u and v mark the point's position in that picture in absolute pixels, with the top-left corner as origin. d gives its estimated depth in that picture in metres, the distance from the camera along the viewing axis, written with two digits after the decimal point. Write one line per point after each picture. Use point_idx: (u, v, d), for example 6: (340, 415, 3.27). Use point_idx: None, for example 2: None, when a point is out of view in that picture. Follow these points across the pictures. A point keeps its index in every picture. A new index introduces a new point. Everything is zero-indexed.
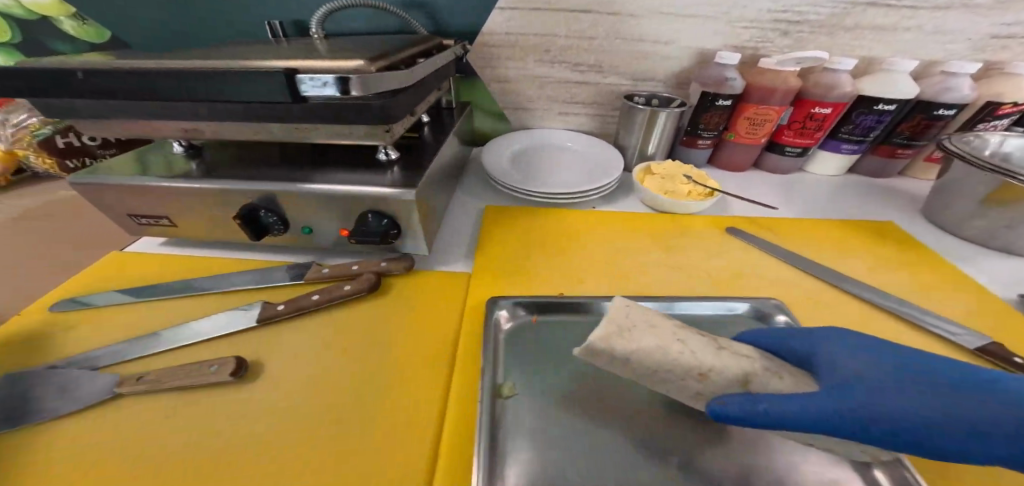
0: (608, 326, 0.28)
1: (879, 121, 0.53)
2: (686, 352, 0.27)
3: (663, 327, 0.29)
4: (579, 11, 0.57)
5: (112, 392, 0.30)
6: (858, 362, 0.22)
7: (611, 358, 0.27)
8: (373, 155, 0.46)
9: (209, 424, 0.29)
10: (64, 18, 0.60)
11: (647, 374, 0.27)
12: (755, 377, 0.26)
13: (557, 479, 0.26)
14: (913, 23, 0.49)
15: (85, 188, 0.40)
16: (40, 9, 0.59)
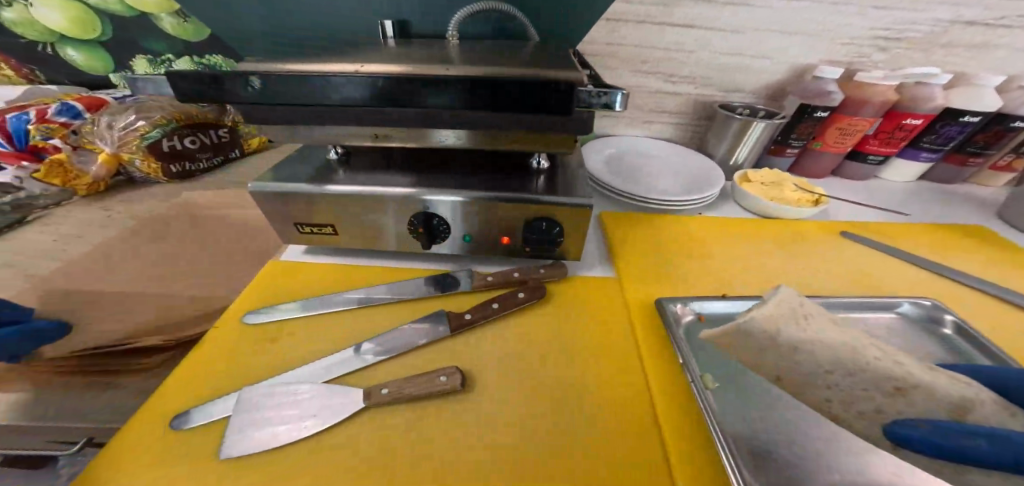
0: (779, 312, 0.26)
1: (960, 131, 0.59)
2: (884, 360, 0.23)
3: (847, 331, 0.26)
4: (685, 26, 0.60)
5: (361, 405, 0.31)
6: None
7: (775, 347, 0.25)
8: (518, 160, 0.48)
9: (457, 429, 0.31)
10: (165, 15, 0.61)
11: (814, 374, 0.25)
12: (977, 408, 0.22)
13: (803, 460, 0.29)
14: (1005, 41, 0.58)
15: (264, 196, 0.42)
16: (143, 6, 0.60)
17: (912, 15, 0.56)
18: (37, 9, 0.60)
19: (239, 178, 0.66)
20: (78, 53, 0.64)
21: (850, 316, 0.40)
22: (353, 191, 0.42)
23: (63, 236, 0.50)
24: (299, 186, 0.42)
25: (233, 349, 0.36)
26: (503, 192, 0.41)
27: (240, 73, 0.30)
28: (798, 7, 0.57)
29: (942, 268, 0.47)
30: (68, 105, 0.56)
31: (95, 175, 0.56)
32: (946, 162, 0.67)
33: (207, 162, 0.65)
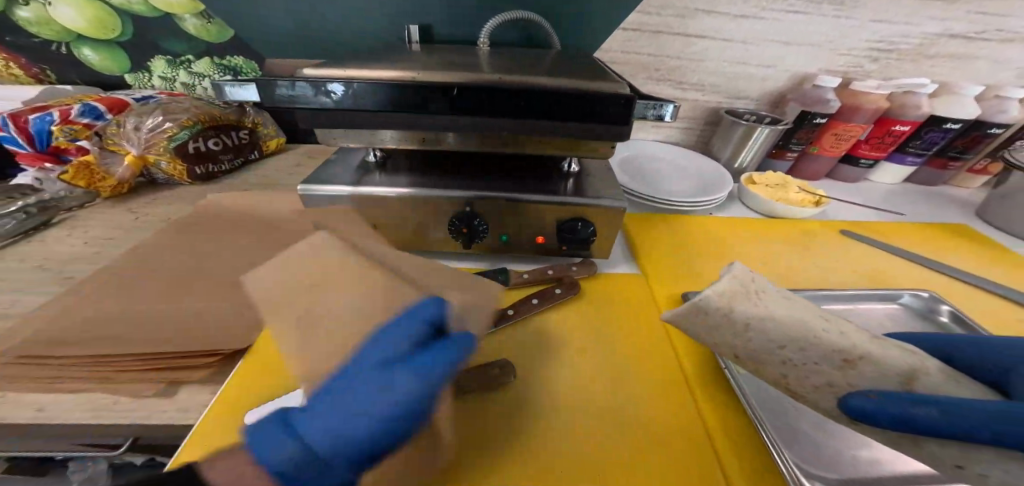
0: (733, 287, 0.25)
1: (943, 136, 0.65)
2: (832, 332, 0.24)
3: (800, 303, 0.25)
4: (697, 36, 0.64)
5: None
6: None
7: (730, 321, 0.25)
8: (548, 164, 0.51)
9: (514, 420, 0.33)
10: (189, 16, 0.64)
11: (768, 347, 0.24)
12: (916, 380, 0.22)
13: (829, 438, 0.32)
14: (983, 53, 0.64)
15: (310, 198, 0.44)
16: (168, 8, 0.63)
17: (903, 29, 0.61)
18: (59, 9, 0.62)
19: (261, 180, 0.66)
20: (95, 53, 0.67)
21: (856, 307, 0.44)
22: (398, 194, 0.44)
23: (92, 239, 0.50)
24: (344, 189, 0.43)
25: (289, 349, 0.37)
26: (540, 194, 0.44)
27: (318, 83, 0.31)
28: (801, 19, 0.61)
29: (931, 262, 0.52)
30: (90, 106, 0.57)
31: (121, 177, 0.57)
32: (929, 165, 0.72)
33: (229, 163, 0.66)
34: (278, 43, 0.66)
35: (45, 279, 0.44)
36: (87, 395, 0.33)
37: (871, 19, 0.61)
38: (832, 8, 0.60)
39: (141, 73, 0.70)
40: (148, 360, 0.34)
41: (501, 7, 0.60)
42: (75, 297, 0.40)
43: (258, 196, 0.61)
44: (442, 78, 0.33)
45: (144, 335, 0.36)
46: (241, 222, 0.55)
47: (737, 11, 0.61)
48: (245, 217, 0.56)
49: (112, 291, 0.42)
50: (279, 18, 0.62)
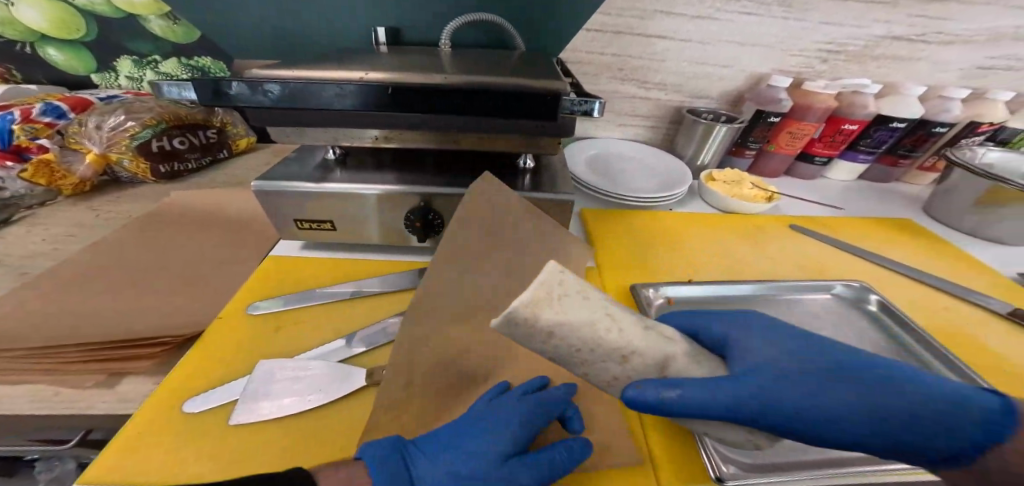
0: (539, 292, 0.25)
1: (891, 135, 0.67)
2: (614, 331, 0.26)
3: (595, 300, 0.27)
4: (657, 36, 0.66)
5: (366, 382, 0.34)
6: (762, 355, 0.28)
7: (539, 332, 0.24)
8: (504, 161, 0.52)
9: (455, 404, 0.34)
10: (153, 17, 0.64)
11: (570, 351, 0.26)
12: (671, 362, 0.27)
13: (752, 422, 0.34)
14: (926, 54, 0.67)
15: (266, 193, 0.44)
16: (132, 8, 0.63)
17: (850, 31, 0.64)
18: (19, 9, 0.62)
19: (230, 179, 0.67)
20: (60, 53, 0.67)
21: (795, 297, 0.47)
22: (354, 189, 0.45)
23: (51, 236, 0.50)
24: (300, 184, 0.44)
25: (237, 342, 0.38)
26: None
27: (256, 83, 0.32)
28: (754, 21, 0.64)
29: (873, 255, 0.54)
30: (53, 105, 0.57)
31: (81, 174, 0.57)
32: (881, 163, 0.75)
33: (196, 162, 0.67)
34: (245, 43, 0.66)
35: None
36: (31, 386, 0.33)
37: (820, 21, 0.63)
38: (783, 11, 0.62)
39: (108, 73, 0.70)
40: (93, 352, 0.34)
41: (465, 8, 0.62)
42: (27, 292, 0.41)
43: (225, 194, 0.61)
44: (385, 77, 0.34)
45: (94, 327, 0.36)
46: (205, 219, 0.56)
47: (694, 13, 0.63)
48: (209, 214, 0.57)
49: (66, 286, 0.42)
50: (245, 18, 0.63)
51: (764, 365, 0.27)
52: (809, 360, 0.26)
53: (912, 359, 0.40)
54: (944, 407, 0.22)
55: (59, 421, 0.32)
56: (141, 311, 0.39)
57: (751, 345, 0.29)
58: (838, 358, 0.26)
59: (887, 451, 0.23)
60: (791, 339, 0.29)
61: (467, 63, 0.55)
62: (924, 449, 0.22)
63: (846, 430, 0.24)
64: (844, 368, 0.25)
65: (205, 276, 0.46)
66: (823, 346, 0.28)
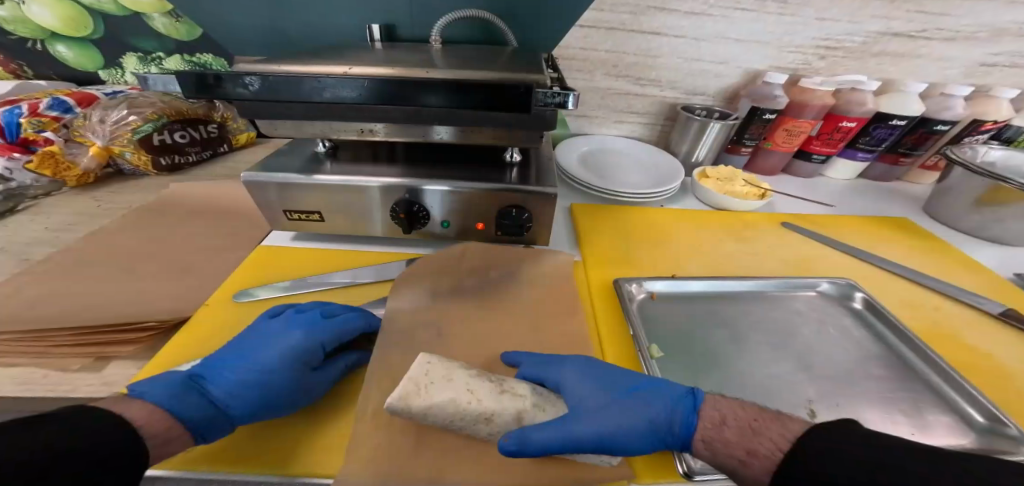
0: (409, 386, 0.31)
1: (891, 133, 0.66)
2: (472, 401, 0.31)
3: (458, 379, 0.32)
4: (650, 33, 0.66)
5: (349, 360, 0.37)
6: (577, 385, 0.33)
7: (413, 415, 0.30)
8: (493, 155, 0.53)
9: None
10: (158, 15, 0.66)
11: (447, 427, 0.31)
12: (526, 414, 0.32)
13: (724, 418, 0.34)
14: (928, 50, 0.65)
15: (256, 184, 0.45)
16: (138, 6, 0.65)
17: (848, 27, 0.63)
18: (31, 8, 0.65)
19: (229, 172, 0.68)
20: (70, 50, 0.70)
21: (780, 294, 0.47)
22: (341, 181, 0.45)
23: (53, 224, 0.52)
24: (289, 176, 0.45)
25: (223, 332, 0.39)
26: (481, 182, 0.46)
27: (238, 75, 0.33)
28: (748, 17, 0.63)
29: (866, 253, 0.54)
30: (58, 99, 0.60)
31: (86, 167, 0.59)
32: (881, 161, 0.74)
33: (197, 155, 0.68)
34: (245, 40, 0.68)
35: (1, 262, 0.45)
36: (19, 368, 0.34)
37: (817, 17, 0.62)
38: (777, 7, 0.62)
39: (115, 69, 0.72)
40: (82, 335, 0.36)
41: (459, 5, 0.62)
42: (25, 278, 0.42)
43: (222, 186, 0.63)
44: (365, 69, 0.35)
45: (85, 312, 0.38)
46: (202, 210, 0.57)
47: (688, 9, 0.63)
48: (206, 206, 0.58)
49: (63, 273, 0.44)
50: (244, 15, 0.64)
51: (579, 398, 0.33)
52: (604, 385, 0.33)
53: (895, 358, 0.40)
54: (677, 403, 0.31)
55: (45, 402, 0.33)
56: (132, 298, 0.40)
57: (561, 376, 0.34)
58: (630, 380, 0.34)
59: (658, 446, 0.31)
60: (601, 364, 0.35)
61: (458, 58, 0.56)
62: (673, 439, 0.30)
63: (628, 439, 0.31)
64: (634, 389, 0.33)
65: (197, 265, 0.48)
66: (607, 369, 0.35)
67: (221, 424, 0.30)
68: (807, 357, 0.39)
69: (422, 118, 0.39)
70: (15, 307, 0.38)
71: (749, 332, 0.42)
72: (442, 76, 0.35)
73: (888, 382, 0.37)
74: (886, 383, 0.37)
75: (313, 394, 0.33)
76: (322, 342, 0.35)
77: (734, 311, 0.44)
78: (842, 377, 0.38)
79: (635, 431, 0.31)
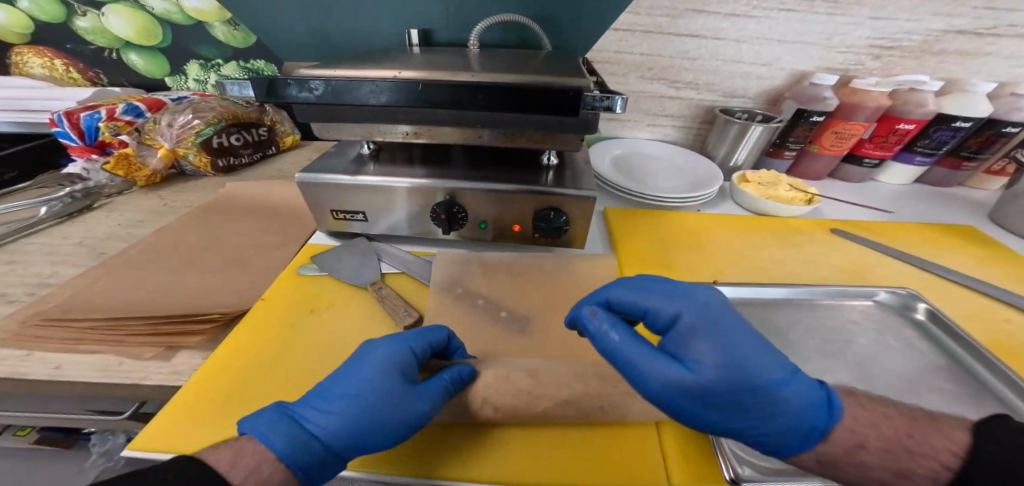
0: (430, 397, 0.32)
1: (954, 135, 0.62)
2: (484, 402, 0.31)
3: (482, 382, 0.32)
4: (688, 35, 0.65)
5: None
6: (699, 346, 0.28)
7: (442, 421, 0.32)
8: (529, 158, 0.53)
9: None
10: (218, 23, 0.71)
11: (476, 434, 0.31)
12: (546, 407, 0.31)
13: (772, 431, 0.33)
14: (997, 48, 0.61)
15: (308, 185, 0.48)
16: (201, 16, 0.71)
17: (905, 25, 0.60)
18: (110, 21, 0.71)
19: (276, 173, 0.73)
20: (140, 58, 0.76)
21: (831, 303, 0.44)
22: (387, 182, 0.47)
23: (126, 221, 0.57)
24: (338, 177, 0.48)
25: (276, 326, 0.41)
26: (520, 184, 0.46)
27: (303, 81, 0.35)
28: (794, 18, 0.61)
29: (931, 263, 0.50)
30: (132, 105, 0.65)
31: (153, 167, 0.65)
32: (941, 165, 0.69)
33: (248, 157, 0.73)
34: (296, 49, 0.72)
35: (82, 254, 0.50)
36: (99, 353, 0.37)
37: (870, 16, 0.60)
38: (826, 7, 0.59)
39: (179, 76, 0.78)
40: (156, 324, 0.39)
41: (495, 10, 0.64)
42: (106, 269, 0.47)
43: (271, 186, 0.67)
44: (416, 75, 0.37)
45: (158, 302, 0.41)
46: (254, 208, 0.61)
47: (728, 10, 0.62)
48: (257, 204, 0.62)
49: (136, 265, 0.47)
50: (295, 25, 0.68)
51: (687, 360, 0.28)
52: (730, 355, 0.27)
53: (962, 371, 0.37)
54: (812, 409, 0.25)
55: (120, 387, 0.36)
56: (196, 290, 0.44)
57: (657, 362, 0.27)
58: (766, 361, 0.27)
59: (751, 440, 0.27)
60: (737, 326, 0.29)
61: (496, 62, 0.57)
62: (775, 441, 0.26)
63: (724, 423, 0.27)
64: (760, 377, 0.26)
65: (250, 260, 0.51)
66: (738, 343, 0.27)
67: (315, 450, 0.26)
68: (864, 371, 0.37)
69: (467, 123, 0.40)
70: (98, 295, 0.42)
71: (798, 341, 0.40)
72: (489, 80, 0.36)
73: (959, 400, 0.34)
74: (957, 401, 0.34)
75: (410, 410, 0.29)
76: (413, 350, 0.33)
77: (784, 319, 0.42)
78: (907, 394, 0.35)
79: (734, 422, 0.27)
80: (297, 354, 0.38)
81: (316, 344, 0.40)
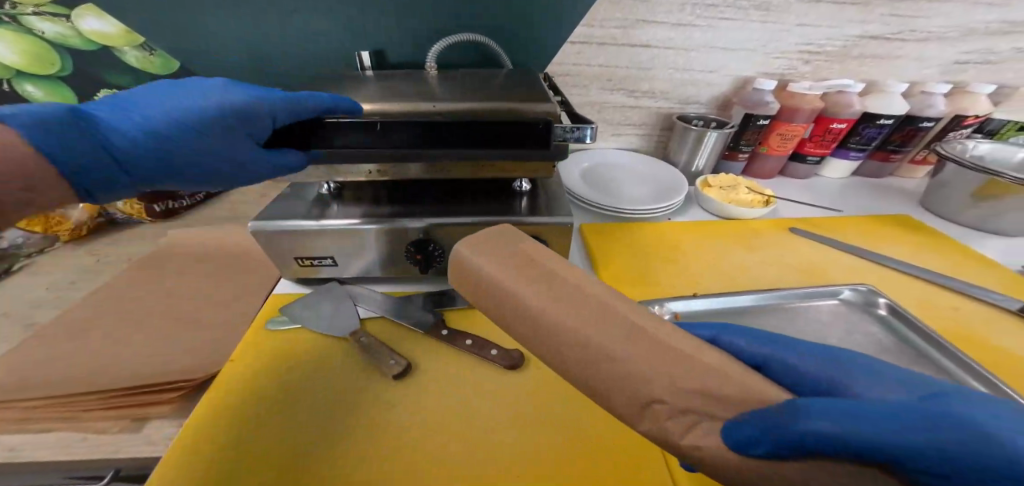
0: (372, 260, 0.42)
1: (881, 132, 0.69)
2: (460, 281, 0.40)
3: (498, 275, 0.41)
4: (641, 46, 0.68)
5: (389, 402, 0.37)
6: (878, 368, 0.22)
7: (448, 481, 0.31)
8: (500, 184, 0.53)
9: (463, 450, 0.34)
10: (129, 48, 0.63)
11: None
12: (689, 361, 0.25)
13: None
14: (903, 52, 0.68)
15: (265, 234, 0.44)
16: (105, 39, 0.62)
17: (827, 32, 0.66)
18: None
19: (225, 213, 0.66)
20: (37, 89, 0.66)
21: (803, 304, 0.47)
22: (352, 225, 0.44)
23: (52, 283, 0.49)
24: (300, 222, 0.44)
25: (248, 392, 0.37)
26: (497, 215, 0.45)
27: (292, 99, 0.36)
28: (733, 26, 0.65)
29: (883, 256, 0.55)
30: None
31: (76, 219, 0.55)
32: (873, 159, 0.76)
33: (191, 198, 0.64)
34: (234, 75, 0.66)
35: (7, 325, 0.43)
36: (59, 435, 0.34)
37: (797, 23, 0.65)
38: (759, 15, 0.64)
39: None
40: (108, 399, 0.35)
41: (451, 27, 0.62)
42: (35, 344, 0.40)
43: (221, 229, 0.60)
44: (382, 113, 0.36)
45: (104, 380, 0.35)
46: (207, 254, 0.55)
47: (677, 20, 0.65)
48: (209, 250, 0.56)
49: (77, 332, 0.41)
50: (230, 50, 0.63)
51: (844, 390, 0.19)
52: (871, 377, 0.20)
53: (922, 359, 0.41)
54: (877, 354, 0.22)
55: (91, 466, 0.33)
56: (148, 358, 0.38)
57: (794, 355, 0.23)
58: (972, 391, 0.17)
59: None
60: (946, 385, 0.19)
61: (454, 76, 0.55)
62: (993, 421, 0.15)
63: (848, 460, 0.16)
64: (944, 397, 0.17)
65: (213, 313, 0.45)
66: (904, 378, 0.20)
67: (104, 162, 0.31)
68: None
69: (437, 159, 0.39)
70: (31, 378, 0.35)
71: None
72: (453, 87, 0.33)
73: None
74: None
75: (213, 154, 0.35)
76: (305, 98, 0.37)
77: (762, 325, 0.45)
78: None
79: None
80: (292, 420, 0.35)
81: (296, 409, 0.36)
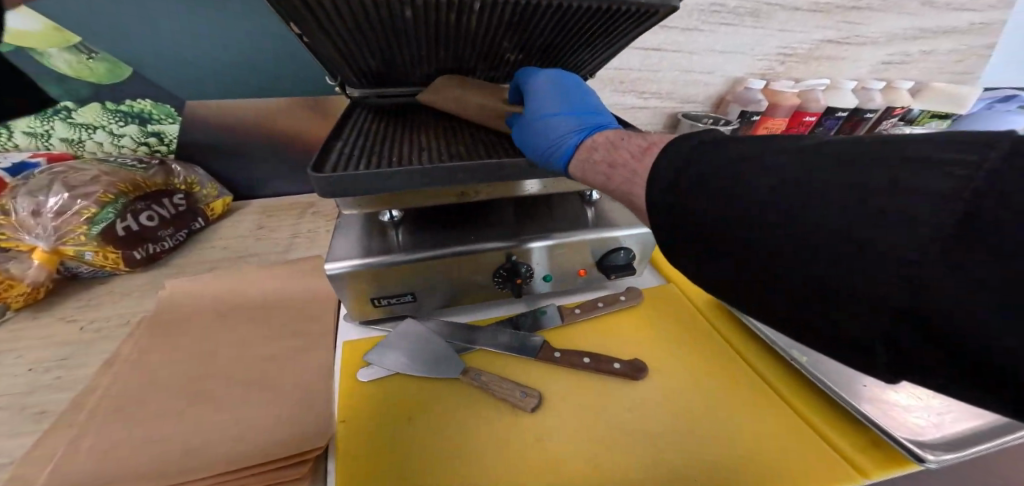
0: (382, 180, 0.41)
1: (838, 122, 0.81)
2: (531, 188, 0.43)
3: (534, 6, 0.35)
4: (652, 49, 0.71)
5: (540, 435, 0.35)
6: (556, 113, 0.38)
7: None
8: (563, 196, 0.52)
9: (638, 467, 0.33)
10: (55, 50, 0.49)
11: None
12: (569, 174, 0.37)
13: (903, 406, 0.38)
14: (849, 54, 0.81)
15: (339, 276, 0.38)
16: (16, 39, 0.47)
17: (799, 37, 0.76)
18: None
19: (225, 252, 0.55)
20: None
21: None
22: (438, 254, 0.40)
23: (39, 361, 0.38)
24: (379, 259, 0.39)
25: (383, 462, 0.33)
26: (586, 228, 0.44)
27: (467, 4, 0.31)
28: (729, 31, 0.72)
29: None
30: None
31: (32, 280, 0.43)
32: None
33: (173, 238, 0.54)
34: (216, 84, 0.55)
35: None
36: None
37: (778, 29, 0.74)
38: (751, 21, 0.71)
39: None
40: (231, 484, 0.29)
41: None
42: (61, 447, 0.31)
43: (234, 271, 0.51)
44: None
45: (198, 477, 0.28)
46: (234, 303, 0.46)
47: (685, 26, 0.69)
48: (234, 298, 0.47)
49: (118, 417, 0.33)
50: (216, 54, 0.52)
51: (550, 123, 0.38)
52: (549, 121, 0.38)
53: None
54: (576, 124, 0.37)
55: None
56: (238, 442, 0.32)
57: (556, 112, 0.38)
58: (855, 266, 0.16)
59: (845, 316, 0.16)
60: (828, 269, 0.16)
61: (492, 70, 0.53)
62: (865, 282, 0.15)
63: (755, 210, 0.19)
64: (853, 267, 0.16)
65: (280, 369, 0.39)
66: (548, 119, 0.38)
67: None
68: None
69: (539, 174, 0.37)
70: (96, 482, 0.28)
71: None
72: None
73: None
74: None
75: None
76: None
77: None
78: None
79: (783, 239, 0.18)
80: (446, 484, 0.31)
81: (448, 467, 0.33)
